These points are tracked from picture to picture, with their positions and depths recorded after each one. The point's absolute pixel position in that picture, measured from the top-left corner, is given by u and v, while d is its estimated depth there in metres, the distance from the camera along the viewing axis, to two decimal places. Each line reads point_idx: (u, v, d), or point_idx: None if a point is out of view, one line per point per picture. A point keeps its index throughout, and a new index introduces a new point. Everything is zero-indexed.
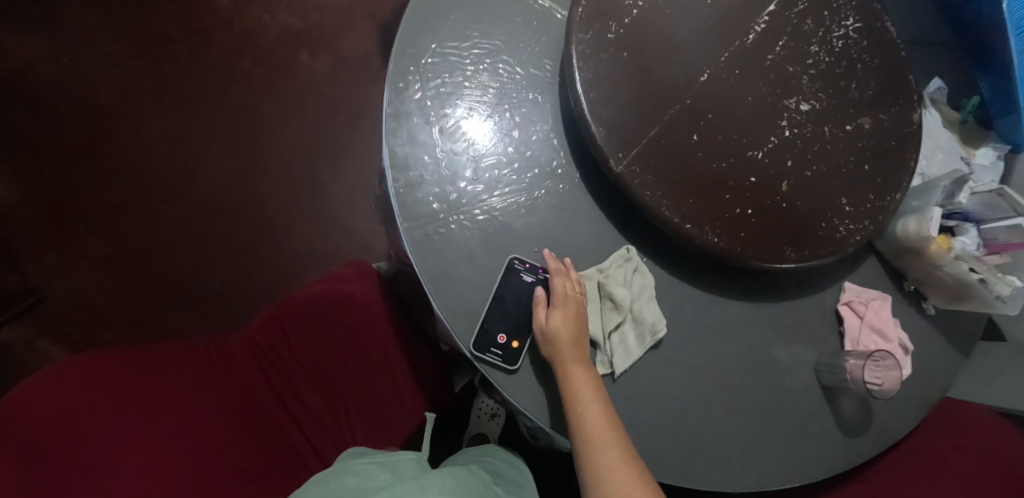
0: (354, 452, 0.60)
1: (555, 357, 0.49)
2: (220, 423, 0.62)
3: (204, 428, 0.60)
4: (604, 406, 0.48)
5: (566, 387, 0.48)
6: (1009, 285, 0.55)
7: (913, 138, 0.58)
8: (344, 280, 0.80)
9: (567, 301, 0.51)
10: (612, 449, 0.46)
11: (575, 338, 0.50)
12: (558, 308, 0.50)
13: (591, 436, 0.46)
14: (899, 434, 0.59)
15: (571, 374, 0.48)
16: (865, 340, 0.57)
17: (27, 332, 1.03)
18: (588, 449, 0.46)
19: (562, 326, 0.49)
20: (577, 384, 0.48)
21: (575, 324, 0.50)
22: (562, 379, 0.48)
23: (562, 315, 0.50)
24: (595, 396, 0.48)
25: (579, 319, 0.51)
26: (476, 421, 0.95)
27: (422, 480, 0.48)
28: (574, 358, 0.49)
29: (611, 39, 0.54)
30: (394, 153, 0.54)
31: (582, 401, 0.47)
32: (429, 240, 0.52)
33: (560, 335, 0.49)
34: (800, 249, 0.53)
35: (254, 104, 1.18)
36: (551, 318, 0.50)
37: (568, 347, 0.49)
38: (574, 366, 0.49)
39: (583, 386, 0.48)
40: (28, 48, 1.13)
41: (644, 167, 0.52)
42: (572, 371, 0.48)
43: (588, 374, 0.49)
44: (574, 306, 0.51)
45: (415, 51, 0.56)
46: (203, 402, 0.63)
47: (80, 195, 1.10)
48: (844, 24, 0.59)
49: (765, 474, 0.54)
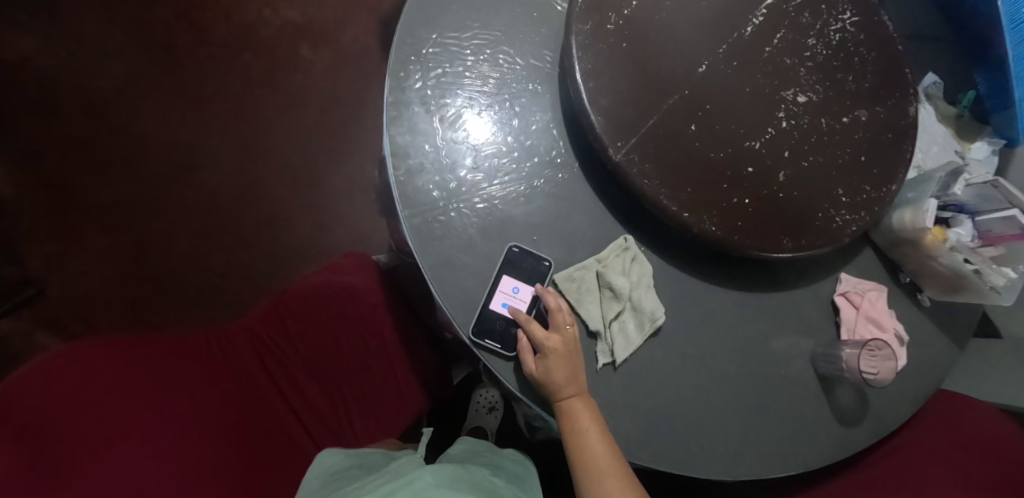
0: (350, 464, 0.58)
1: (552, 397, 0.49)
2: (217, 423, 0.62)
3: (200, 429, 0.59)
4: (604, 439, 0.48)
5: (564, 421, 0.49)
6: (1003, 276, 0.56)
7: (909, 131, 0.58)
8: (343, 271, 0.80)
9: (554, 347, 0.49)
10: (615, 481, 0.48)
11: (568, 377, 0.49)
12: (547, 356, 0.49)
13: (596, 473, 0.48)
14: (894, 423, 0.59)
15: (568, 412, 0.49)
16: (861, 330, 0.58)
17: (25, 324, 1.04)
18: (592, 482, 0.48)
19: (554, 369, 0.48)
20: (574, 418, 0.48)
21: (568, 362, 0.49)
22: (558, 411, 0.49)
23: (551, 361, 0.49)
24: (595, 432, 0.48)
25: (570, 355, 0.50)
26: (474, 415, 0.96)
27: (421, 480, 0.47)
28: (569, 392, 0.49)
29: (610, 30, 0.54)
30: (395, 142, 0.54)
31: (581, 438, 0.48)
32: (429, 228, 0.53)
33: (553, 379, 0.48)
34: (797, 238, 0.54)
35: (254, 97, 1.18)
36: (541, 365, 0.49)
37: (562, 387, 0.49)
38: (571, 403, 0.49)
39: (582, 422, 0.48)
40: (28, 40, 1.14)
41: (642, 156, 0.52)
42: (569, 410, 0.49)
43: (586, 409, 0.49)
44: (563, 348, 0.49)
45: (415, 41, 0.57)
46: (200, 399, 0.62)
47: (80, 188, 1.10)
48: (841, 17, 0.59)
49: (760, 461, 0.55)
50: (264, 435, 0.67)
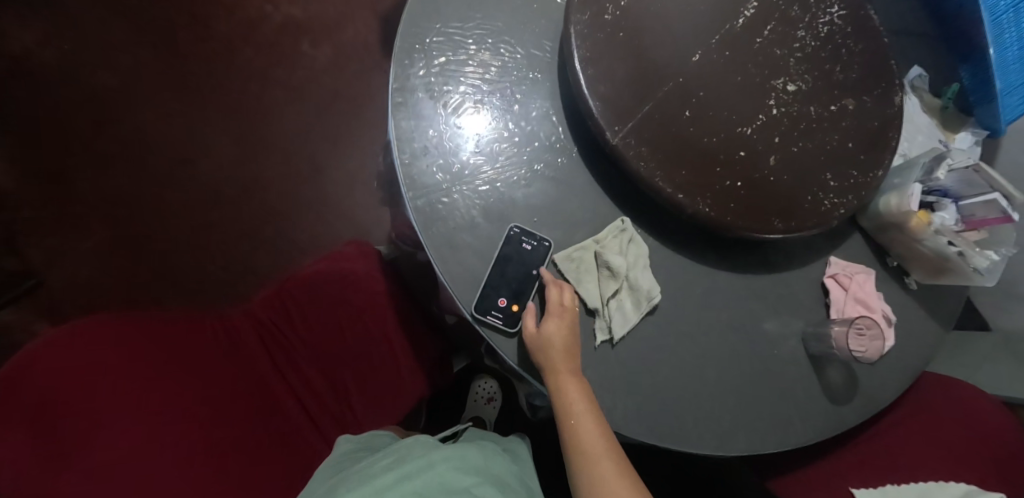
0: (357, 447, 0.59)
1: (548, 368, 0.50)
2: (221, 414, 0.62)
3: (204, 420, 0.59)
4: (597, 417, 0.49)
5: (558, 395, 0.49)
6: (986, 258, 0.57)
7: (894, 120, 0.61)
8: (345, 259, 0.81)
9: (562, 311, 0.52)
10: (608, 460, 0.48)
11: (567, 348, 0.51)
12: (553, 317, 0.51)
13: (587, 449, 0.48)
14: (882, 401, 0.61)
15: (562, 384, 0.49)
16: (850, 310, 0.60)
17: (25, 315, 1.04)
18: (584, 459, 0.48)
19: (555, 336, 0.50)
20: (568, 392, 0.49)
21: (568, 333, 0.51)
22: (552, 386, 0.50)
23: (556, 324, 0.51)
24: (588, 406, 0.49)
25: (571, 328, 0.52)
26: (472, 405, 0.96)
27: (450, 483, 0.46)
28: (565, 365, 0.50)
29: (608, 20, 0.56)
30: (400, 127, 0.56)
31: (575, 410, 0.49)
32: (433, 210, 0.55)
33: (554, 345, 0.50)
34: (787, 221, 0.56)
35: (255, 93, 1.19)
36: (545, 329, 0.51)
37: (560, 355, 0.50)
38: (566, 375, 0.50)
39: (576, 397, 0.49)
40: (29, 35, 1.15)
41: (639, 140, 0.54)
42: (564, 382, 0.49)
43: (580, 384, 0.50)
44: (570, 316, 0.52)
45: (419, 30, 0.59)
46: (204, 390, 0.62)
47: (81, 180, 1.11)
48: (829, 11, 0.61)
49: (754, 438, 0.56)
50: (268, 425, 0.68)
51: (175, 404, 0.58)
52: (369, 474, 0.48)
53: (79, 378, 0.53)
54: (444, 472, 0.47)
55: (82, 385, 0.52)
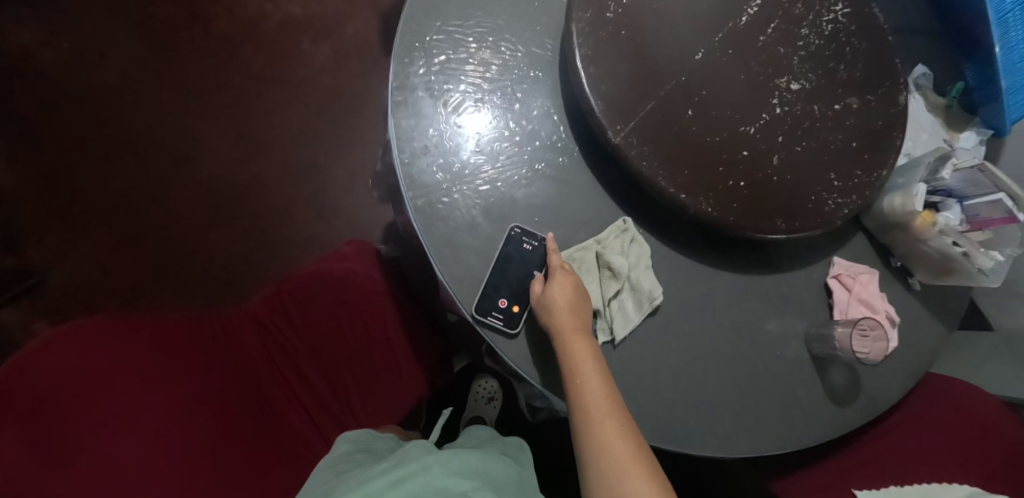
0: (358, 448, 0.58)
1: (553, 327, 0.50)
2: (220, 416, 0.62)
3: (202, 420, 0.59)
4: (602, 377, 0.48)
5: (564, 354, 0.49)
6: (990, 259, 0.57)
7: (898, 118, 0.60)
8: (344, 258, 0.81)
9: (566, 274, 0.52)
10: (612, 419, 0.46)
11: (573, 308, 0.50)
12: (557, 279, 0.51)
13: (590, 406, 0.47)
14: (885, 403, 0.61)
15: (568, 341, 0.49)
16: (853, 311, 0.59)
17: (25, 314, 1.04)
18: (587, 416, 0.46)
19: (560, 295, 0.50)
20: (573, 351, 0.49)
21: (574, 294, 0.51)
22: (558, 346, 0.49)
23: (560, 285, 0.51)
24: (594, 364, 0.48)
25: (578, 291, 0.52)
26: (472, 404, 0.97)
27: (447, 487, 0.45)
28: (571, 324, 0.50)
29: (609, 19, 0.56)
30: (400, 126, 0.56)
31: (580, 367, 0.48)
32: (433, 209, 0.54)
33: (557, 304, 0.50)
34: (790, 221, 0.56)
35: (255, 91, 1.19)
36: (549, 289, 0.51)
37: (566, 315, 0.50)
38: (572, 333, 0.49)
39: (581, 357, 0.48)
40: (29, 32, 1.14)
41: (641, 139, 0.54)
42: (570, 339, 0.49)
43: (586, 343, 0.50)
44: (574, 280, 0.52)
45: (419, 28, 0.58)
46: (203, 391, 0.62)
47: (81, 179, 1.11)
48: (833, 9, 0.60)
49: (756, 439, 0.56)
50: (267, 427, 0.67)
51: (174, 403, 0.58)
52: (366, 476, 0.48)
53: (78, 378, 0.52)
54: (441, 475, 0.46)
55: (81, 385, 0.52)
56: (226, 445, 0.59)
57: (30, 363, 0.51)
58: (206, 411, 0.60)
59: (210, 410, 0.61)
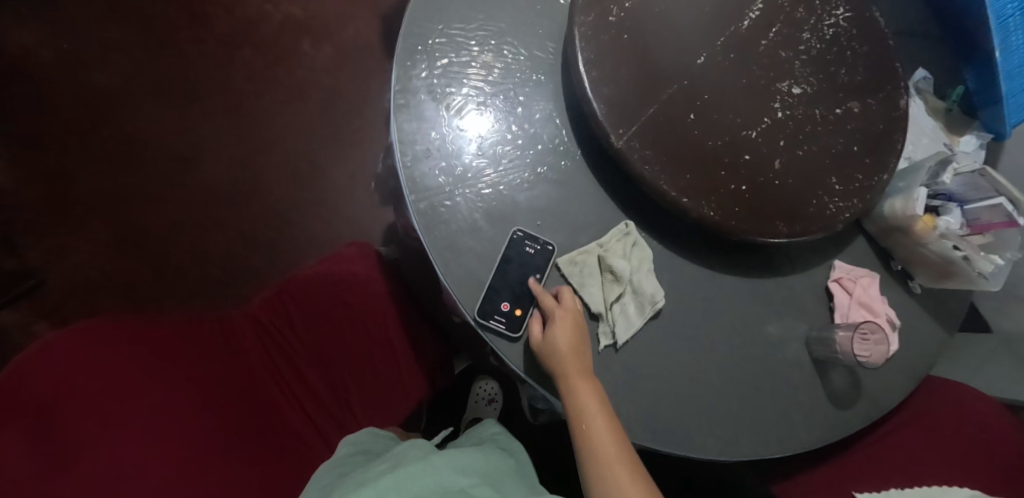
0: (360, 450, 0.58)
1: (557, 374, 0.50)
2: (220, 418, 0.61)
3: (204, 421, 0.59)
4: (610, 421, 0.48)
5: (568, 400, 0.49)
6: (990, 262, 0.57)
7: (900, 122, 0.60)
8: (345, 260, 0.81)
9: (566, 316, 0.51)
10: (620, 464, 0.47)
11: (575, 351, 0.50)
12: (558, 323, 0.50)
13: (601, 453, 0.47)
14: (885, 406, 0.61)
15: (573, 386, 0.49)
16: (854, 315, 0.59)
17: (24, 316, 1.03)
18: (597, 464, 0.47)
19: (562, 340, 0.50)
20: (578, 397, 0.49)
21: (576, 336, 0.51)
22: (562, 392, 0.49)
23: (561, 329, 0.50)
24: (601, 408, 0.49)
25: (578, 332, 0.51)
26: (473, 405, 0.97)
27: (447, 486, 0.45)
28: (574, 369, 0.49)
29: (611, 22, 0.56)
30: (403, 129, 0.56)
31: (587, 412, 0.48)
32: (435, 212, 0.54)
33: (559, 350, 0.50)
34: (792, 224, 0.56)
35: (255, 92, 1.19)
36: (550, 335, 0.50)
37: (568, 360, 0.49)
38: (577, 378, 0.49)
39: (586, 402, 0.48)
40: (28, 33, 1.14)
41: (643, 143, 0.54)
42: (575, 384, 0.49)
43: (591, 387, 0.49)
44: (574, 320, 0.51)
45: (422, 31, 0.58)
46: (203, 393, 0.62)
47: (80, 180, 1.11)
48: (835, 13, 0.61)
49: (757, 442, 0.56)
50: (268, 429, 0.67)
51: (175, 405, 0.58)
52: (364, 477, 0.48)
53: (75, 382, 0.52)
54: (440, 475, 0.46)
55: (79, 388, 0.52)
56: (229, 446, 0.59)
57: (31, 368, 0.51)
58: (205, 413, 0.60)
59: (210, 412, 0.61)
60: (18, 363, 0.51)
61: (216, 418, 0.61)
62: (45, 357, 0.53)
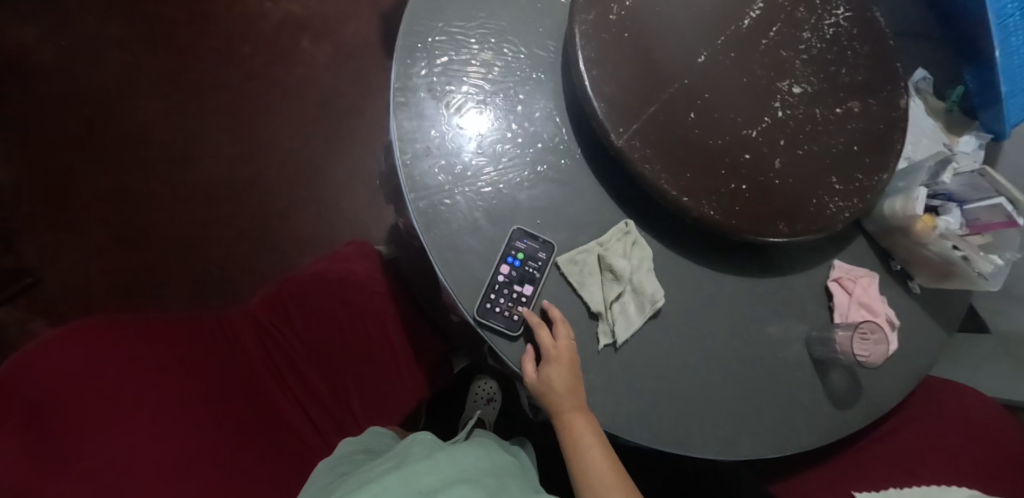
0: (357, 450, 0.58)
1: (553, 410, 0.51)
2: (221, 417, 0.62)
3: (203, 421, 0.59)
4: (605, 452, 0.50)
5: (565, 435, 0.51)
6: (990, 262, 0.57)
7: (900, 122, 0.60)
8: (345, 259, 0.81)
9: (558, 355, 0.50)
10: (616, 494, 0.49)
11: (569, 388, 0.51)
12: (551, 363, 0.50)
13: (597, 485, 0.49)
14: (885, 406, 0.61)
15: (569, 423, 0.50)
16: (854, 315, 0.59)
17: (21, 314, 1.03)
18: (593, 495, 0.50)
19: (555, 380, 0.50)
20: (574, 432, 0.50)
21: (569, 373, 0.51)
22: (559, 427, 0.51)
23: (554, 369, 0.50)
24: (596, 441, 0.50)
25: (572, 367, 0.51)
26: (471, 404, 0.95)
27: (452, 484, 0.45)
28: (568, 406, 0.51)
29: (612, 20, 0.56)
30: (402, 127, 0.56)
31: (582, 446, 0.50)
32: (435, 211, 0.54)
33: (554, 390, 0.50)
34: (792, 224, 0.56)
35: (255, 90, 1.18)
36: (544, 375, 0.50)
37: (563, 398, 0.50)
38: (572, 414, 0.51)
39: (582, 438, 0.50)
40: (27, 30, 1.14)
41: (644, 142, 0.54)
42: (570, 420, 0.50)
43: (586, 421, 0.51)
44: (567, 355, 0.51)
45: (422, 29, 0.58)
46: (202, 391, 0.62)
47: (79, 178, 1.10)
48: (835, 12, 0.61)
49: (757, 442, 0.56)
50: (267, 427, 0.67)
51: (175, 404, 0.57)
52: (367, 473, 0.48)
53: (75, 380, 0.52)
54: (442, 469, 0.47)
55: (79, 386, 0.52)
56: (227, 447, 0.59)
57: (31, 365, 0.51)
58: (205, 411, 0.60)
59: (210, 411, 0.61)
60: (18, 358, 0.51)
61: (216, 417, 0.61)
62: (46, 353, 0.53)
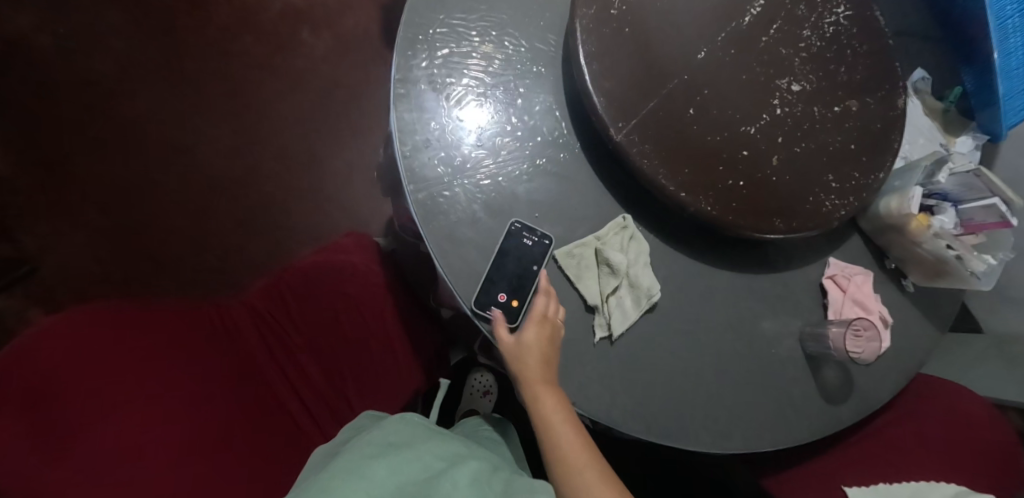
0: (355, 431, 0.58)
1: (527, 378, 0.50)
2: (223, 413, 0.62)
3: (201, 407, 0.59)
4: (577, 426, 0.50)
5: (537, 404, 0.50)
6: (983, 262, 0.58)
7: (898, 122, 0.61)
8: (343, 250, 0.81)
9: (542, 322, 0.51)
10: (589, 466, 0.49)
11: (545, 358, 0.51)
12: (533, 326, 0.51)
13: (569, 458, 0.49)
14: (877, 402, 0.62)
15: (540, 393, 0.50)
16: (847, 311, 0.60)
17: (18, 303, 1.03)
18: (565, 466, 0.49)
19: (534, 345, 0.50)
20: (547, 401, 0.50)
21: (547, 344, 0.51)
22: (530, 397, 0.50)
23: (535, 334, 0.50)
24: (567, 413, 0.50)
25: (550, 339, 0.51)
26: (468, 398, 0.96)
27: (425, 487, 0.44)
28: (541, 375, 0.50)
29: (613, 15, 0.56)
30: (402, 119, 0.56)
31: (550, 418, 0.49)
32: (434, 203, 0.54)
33: (531, 355, 0.50)
34: (788, 221, 0.56)
35: (254, 80, 1.18)
36: (524, 338, 0.50)
37: (536, 365, 0.50)
38: (543, 385, 0.50)
39: (556, 410, 0.50)
40: (25, 18, 1.13)
41: (642, 137, 0.54)
42: (542, 390, 0.50)
43: (556, 393, 0.50)
44: (548, 327, 0.51)
45: (423, 21, 0.58)
46: (206, 386, 0.62)
47: (76, 167, 1.10)
48: (835, 11, 0.61)
49: (749, 436, 0.57)
50: (269, 423, 0.67)
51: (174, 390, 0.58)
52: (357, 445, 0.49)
53: (81, 370, 0.52)
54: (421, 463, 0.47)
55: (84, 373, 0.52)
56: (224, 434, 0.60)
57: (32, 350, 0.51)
58: (209, 405, 0.61)
59: (211, 401, 0.61)
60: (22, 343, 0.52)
61: (217, 409, 0.61)
62: (51, 341, 0.53)
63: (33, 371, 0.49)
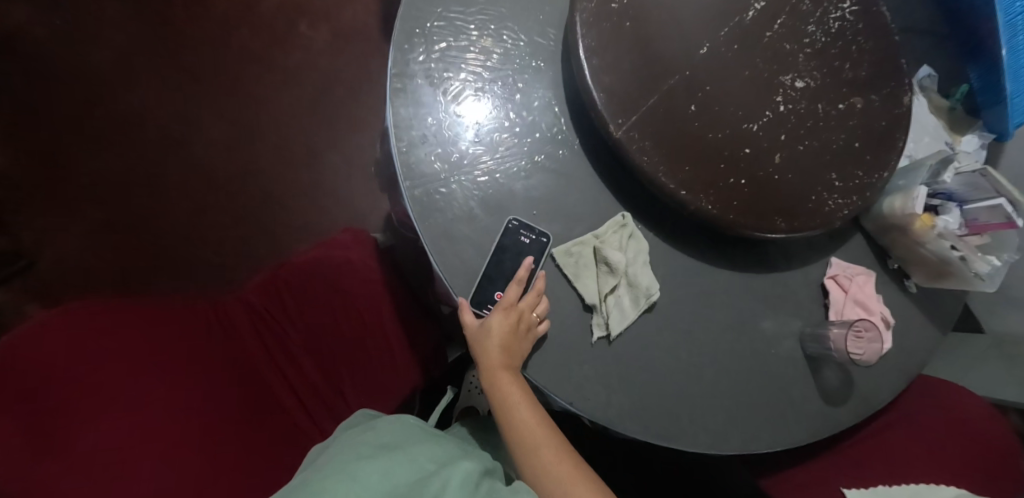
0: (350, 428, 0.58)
1: (489, 362, 0.51)
2: (221, 409, 0.61)
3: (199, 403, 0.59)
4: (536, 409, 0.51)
5: (497, 388, 0.51)
6: (987, 263, 0.57)
7: (903, 120, 0.60)
8: (340, 246, 0.80)
9: (508, 310, 0.51)
10: (546, 447, 0.50)
11: (507, 345, 0.50)
12: (498, 313, 0.51)
13: (525, 438, 0.50)
14: (877, 403, 0.61)
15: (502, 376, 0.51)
16: (849, 312, 0.60)
17: (15, 297, 1.02)
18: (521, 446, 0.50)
19: (496, 332, 0.50)
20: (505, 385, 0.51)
21: (512, 332, 0.50)
22: (491, 380, 0.51)
23: (499, 322, 0.50)
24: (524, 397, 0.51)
25: (517, 328, 0.51)
26: (465, 394, 0.95)
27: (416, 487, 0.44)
28: (501, 360, 0.51)
29: (614, 9, 0.55)
30: (398, 114, 0.55)
31: (516, 410, 0.51)
32: (430, 199, 0.54)
33: (491, 340, 0.50)
34: (790, 220, 0.55)
35: (252, 74, 1.17)
36: (488, 324, 0.51)
37: (497, 351, 0.50)
38: (504, 369, 0.51)
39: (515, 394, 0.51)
40: (20, 9, 1.12)
41: (642, 134, 0.53)
42: (502, 374, 0.51)
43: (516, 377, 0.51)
44: (516, 316, 0.51)
45: (420, 14, 0.57)
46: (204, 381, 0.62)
47: (73, 160, 1.09)
48: (841, 6, 0.60)
49: (748, 437, 0.56)
50: (267, 419, 0.67)
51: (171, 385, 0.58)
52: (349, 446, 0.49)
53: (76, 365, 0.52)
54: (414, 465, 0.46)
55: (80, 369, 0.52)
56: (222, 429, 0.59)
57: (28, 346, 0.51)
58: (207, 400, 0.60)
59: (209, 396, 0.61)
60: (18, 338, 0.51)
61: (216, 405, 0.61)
62: (47, 336, 0.52)
63: (28, 366, 0.49)
